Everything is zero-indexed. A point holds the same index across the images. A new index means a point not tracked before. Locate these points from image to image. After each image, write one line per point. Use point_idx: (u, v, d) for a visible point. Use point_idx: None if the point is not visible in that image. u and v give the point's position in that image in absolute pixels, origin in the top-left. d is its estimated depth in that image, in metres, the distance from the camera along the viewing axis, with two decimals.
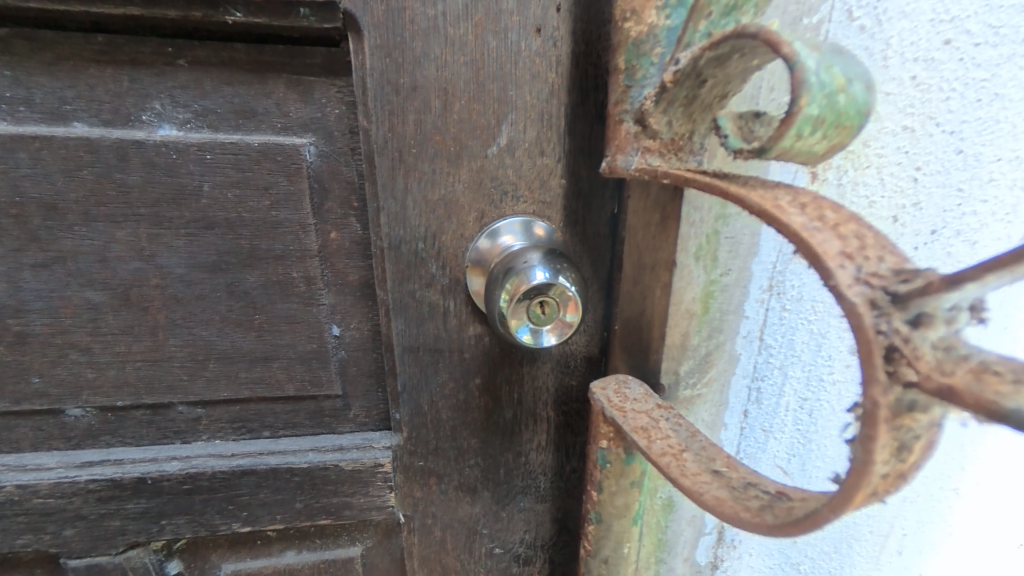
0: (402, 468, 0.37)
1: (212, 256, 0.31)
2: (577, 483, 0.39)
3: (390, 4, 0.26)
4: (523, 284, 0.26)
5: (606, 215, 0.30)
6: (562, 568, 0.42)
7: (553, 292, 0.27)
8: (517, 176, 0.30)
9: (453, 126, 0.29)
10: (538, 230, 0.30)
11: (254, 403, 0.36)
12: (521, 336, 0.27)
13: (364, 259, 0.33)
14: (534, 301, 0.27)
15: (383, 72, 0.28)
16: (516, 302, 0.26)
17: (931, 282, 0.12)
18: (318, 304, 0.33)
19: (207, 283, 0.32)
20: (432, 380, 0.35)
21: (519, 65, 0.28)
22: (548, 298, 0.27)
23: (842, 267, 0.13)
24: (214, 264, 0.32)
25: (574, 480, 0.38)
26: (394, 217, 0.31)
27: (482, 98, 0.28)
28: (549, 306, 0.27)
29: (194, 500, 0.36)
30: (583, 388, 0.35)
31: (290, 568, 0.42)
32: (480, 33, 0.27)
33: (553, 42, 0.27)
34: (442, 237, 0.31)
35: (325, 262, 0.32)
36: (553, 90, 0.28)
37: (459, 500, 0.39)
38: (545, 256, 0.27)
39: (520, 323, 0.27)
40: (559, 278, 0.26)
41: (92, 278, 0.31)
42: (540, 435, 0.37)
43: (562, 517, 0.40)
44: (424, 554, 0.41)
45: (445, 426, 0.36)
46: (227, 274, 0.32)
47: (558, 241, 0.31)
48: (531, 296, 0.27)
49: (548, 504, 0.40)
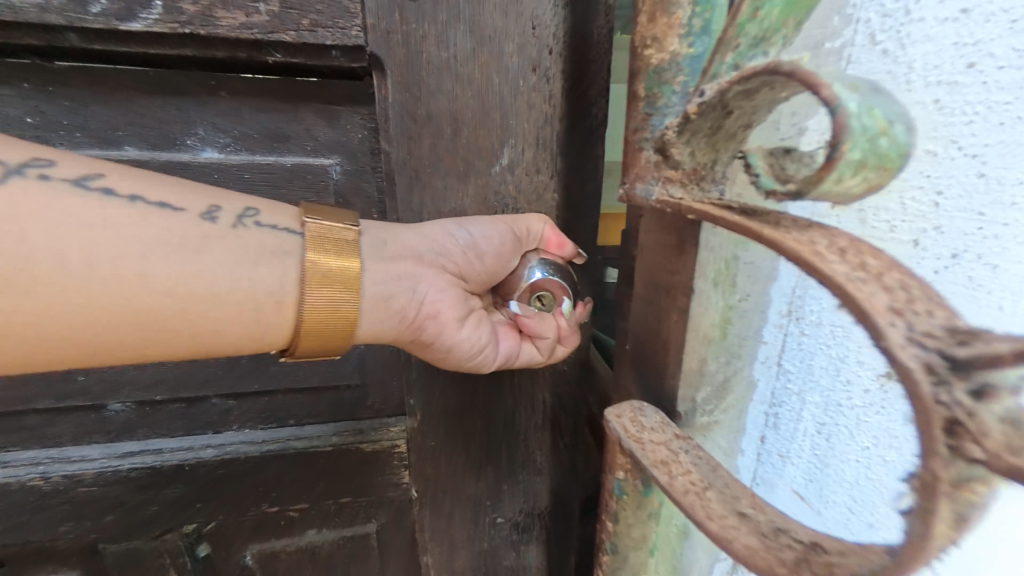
0: (415, 449, 0.42)
1: None
2: (570, 456, 0.44)
3: (410, 48, 0.31)
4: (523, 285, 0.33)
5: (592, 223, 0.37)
6: (556, 534, 0.48)
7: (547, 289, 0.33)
8: (517, 191, 0.35)
9: (462, 149, 0.34)
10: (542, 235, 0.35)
11: (281, 393, 0.40)
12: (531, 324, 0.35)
13: None
14: (534, 297, 0.34)
15: (402, 104, 0.32)
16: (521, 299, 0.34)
17: (995, 350, 0.11)
18: None
19: None
20: (444, 368, 0.40)
21: (519, 96, 0.33)
22: (545, 293, 0.33)
23: (889, 323, 0.13)
24: None
25: (567, 454, 0.44)
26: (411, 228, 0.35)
27: (487, 125, 0.33)
28: (546, 298, 0.33)
29: (226, 483, 0.40)
30: (574, 370, 0.41)
31: (312, 545, 0.46)
32: (486, 71, 0.32)
33: (546, 79, 0.33)
34: None
35: None
36: (547, 118, 0.33)
37: (466, 477, 0.44)
38: (545, 255, 0.33)
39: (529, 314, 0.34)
40: (551, 275, 0.32)
41: None
42: (537, 416, 0.42)
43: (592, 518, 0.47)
44: (434, 527, 0.46)
45: (454, 410, 0.41)
46: None
47: None
48: (531, 293, 0.33)
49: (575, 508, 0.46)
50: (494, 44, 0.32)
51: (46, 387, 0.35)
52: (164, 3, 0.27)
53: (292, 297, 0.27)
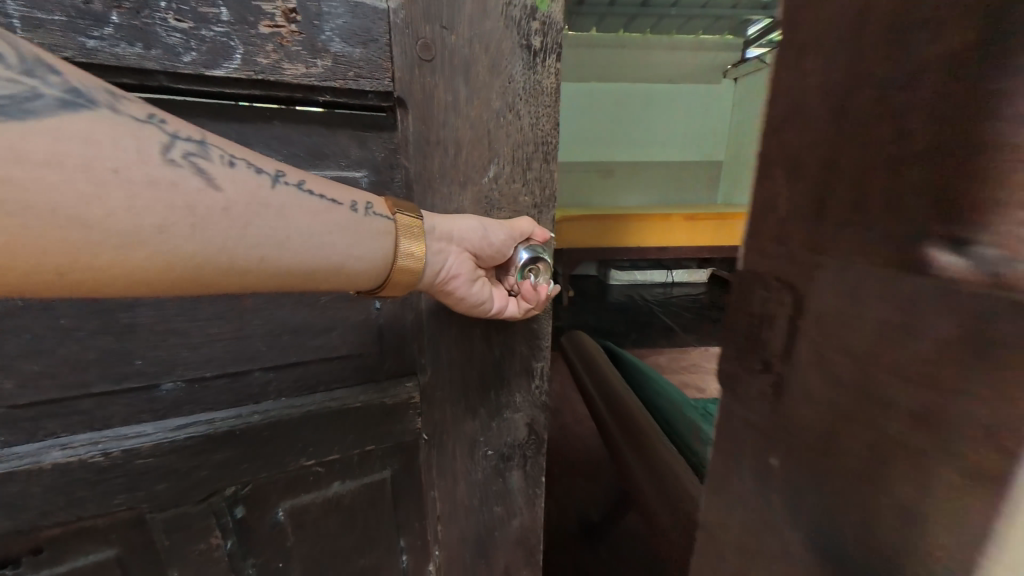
0: (425, 399, 0.54)
1: None
2: (542, 394, 0.59)
3: (425, 92, 0.43)
4: (517, 261, 0.48)
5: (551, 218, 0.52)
6: (532, 460, 0.62)
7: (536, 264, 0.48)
8: (500, 194, 0.48)
9: (461, 164, 0.46)
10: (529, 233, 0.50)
11: (313, 364, 0.48)
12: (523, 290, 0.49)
13: None
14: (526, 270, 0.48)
15: (418, 131, 0.44)
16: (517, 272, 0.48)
17: None
18: None
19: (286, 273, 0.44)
20: (447, 333, 0.52)
21: (500, 127, 0.46)
22: (535, 268, 0.48)
23: None
24: None
25: (539, 393, 0.58)
26: None
27: (478, 147, 0.46)
28: (536, 271, 0.48)
29: (268, 444, 0.48)
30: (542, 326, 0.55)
31: (336, 495, 0.55)
32: (478, 110, 0.45)
33: (518, 116, 0.47)
34: None
35: None
36: (520, 143, 0.47)
37: (463, 419, 0.56)
38: (531, 243, 0.48)
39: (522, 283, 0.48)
40: (537, 255, 0.47)
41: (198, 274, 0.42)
42: (516, 364, 0.56)
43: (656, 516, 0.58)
44: (439, 464, 0.58)
45: (454, 364, 0.53)
46: None
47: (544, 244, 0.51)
48: (524, 267, 0.48)
49: (648, 494, 0.60)
50: (482, 91, 0.45)
51: (105, 370, 0.40)
52: (242, 56, 0.37)
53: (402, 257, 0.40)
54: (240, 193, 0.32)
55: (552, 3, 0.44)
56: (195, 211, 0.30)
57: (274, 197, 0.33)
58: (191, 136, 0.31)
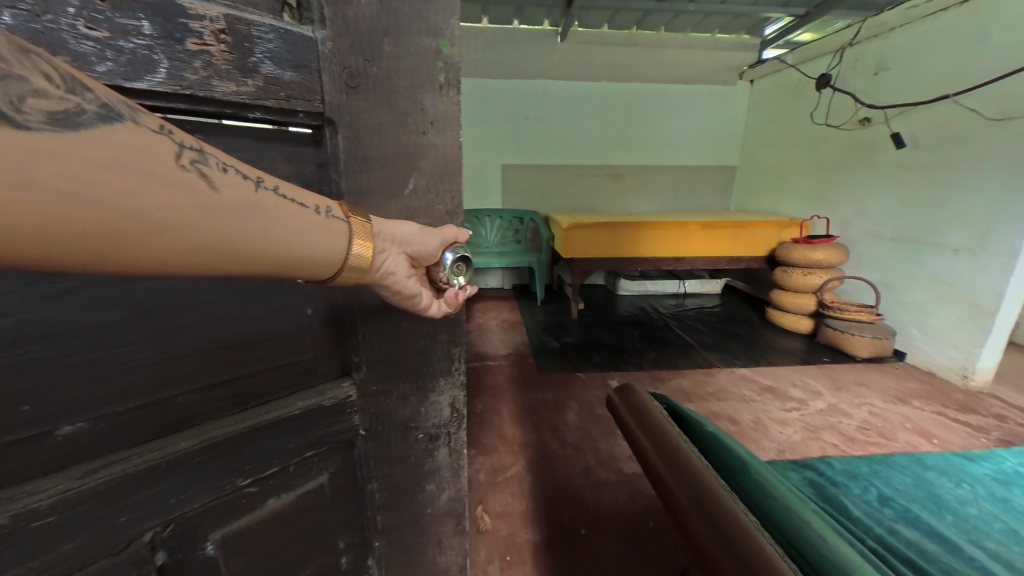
0: (362, 393, 0.73)
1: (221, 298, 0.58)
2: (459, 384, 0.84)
3: (353, 119, 0.59)
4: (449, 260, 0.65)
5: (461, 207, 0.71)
6: (451, 435, 0.85)
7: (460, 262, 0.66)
8: (422, 193, 0.67)
9: (388, 172, 0.64)
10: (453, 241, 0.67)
11: (248, 378, 0.62)
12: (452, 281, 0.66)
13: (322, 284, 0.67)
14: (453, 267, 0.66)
15: (349, 148, 0.60)
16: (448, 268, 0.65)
17: None
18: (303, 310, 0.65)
19: (218, 312, 0.58)
20: (378, 335, 0.72)
21: (417, 143, 0.64)
22: (459, 265, 0.66)
23: None
24: (224, 301, 0.58)
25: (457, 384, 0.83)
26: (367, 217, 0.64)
27: (400, 158, 0.64)
28: (459, 268, 0.66)
29: (198, 472, 0.57)
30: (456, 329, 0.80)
31: (274, 508, 0.68)
32: (399, 131, 0.62)
33: (431, 133, 0.65)
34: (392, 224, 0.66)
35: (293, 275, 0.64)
36: (433, 153, 0.65)
37: (397, 408, 0.77)
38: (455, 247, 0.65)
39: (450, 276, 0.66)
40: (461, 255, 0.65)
41: (103, 313, 0.50)
42: (438, 361, 0.80)
43: (697, 535, 0.62)
44: (376, 450, 0.78)
45: (385, 365, 0.74)
46: (238, 304, 0.60)
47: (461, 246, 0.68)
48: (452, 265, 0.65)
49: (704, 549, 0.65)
50: (402, 117, 0.62)
51: None
52: (168, 70, 0.45)
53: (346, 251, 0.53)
54: (233, 193, 0.44)
55: (451, 47, 0.62)
56: (203, 206, 0.40)
57: (256, 198, 0.45)
58: (194, 149, 0.42)
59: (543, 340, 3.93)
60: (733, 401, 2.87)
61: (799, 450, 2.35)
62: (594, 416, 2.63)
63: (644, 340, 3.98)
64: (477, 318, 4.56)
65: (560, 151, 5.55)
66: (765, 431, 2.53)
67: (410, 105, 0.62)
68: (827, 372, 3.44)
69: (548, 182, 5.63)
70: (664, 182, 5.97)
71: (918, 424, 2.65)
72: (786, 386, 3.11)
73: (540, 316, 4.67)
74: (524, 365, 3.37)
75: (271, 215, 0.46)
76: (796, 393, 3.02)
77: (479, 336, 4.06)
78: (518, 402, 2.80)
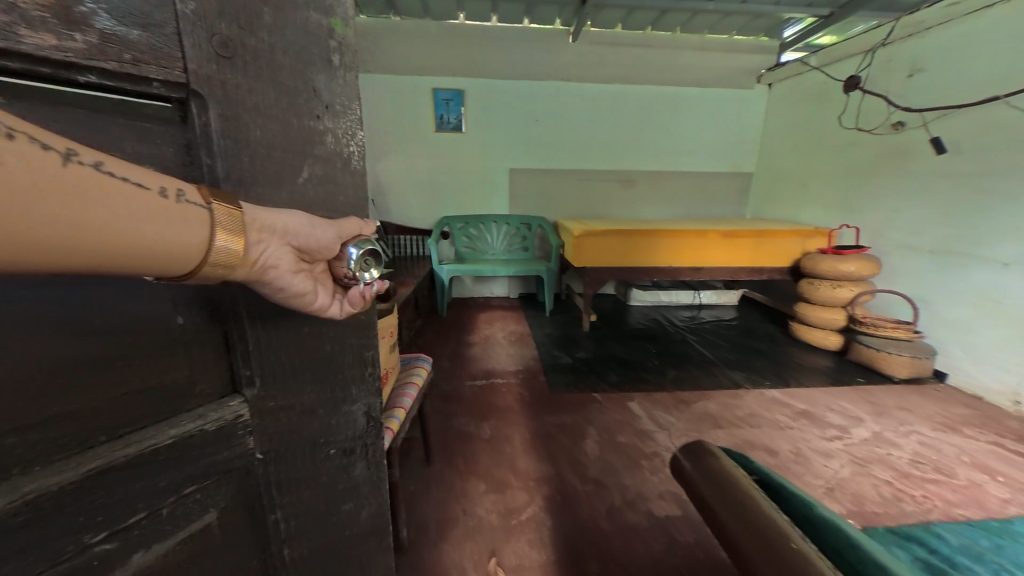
0: (259, 410, 0.73)
1: (52, 320, 0.51)
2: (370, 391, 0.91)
3: (226, 97, 0.61)
4: (353, 257, 0.73)
5: (354, 185, 0.80)
6: (362, 445, 0.91)
7: (363, 258, 0.74)
8: (315, 173, 0.73)
9: (278, 153, 0.68)
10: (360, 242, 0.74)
11: (100, 405, 0.57)
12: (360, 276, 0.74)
13: (194, 288, 0.64)
14: (361, 263, 0.74)
15: (224, 127, 0.62)
16: (357, 264, 0.73)
17: None
18: (175, 322, 0.63)
19: (39, 339, 0.51)
20: (272, 341, 0.73)
21: (307, 126, 0.71)
22: (364, 261, 0.74)
23: None
24: (53, 323, 0.52)
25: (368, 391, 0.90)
26: (255, 199, 0.66)
27: (290, 140, 0.69)
28: (365, 263, 0.74)
29: (36, 527, 0.51)
30: (360, 331, 0.86)
31: (143, 561, 0.62)
32: (288, 114, 0.68)
33: (323, 118, 0.73)
34: (285, 203, 0.70)
35: (151, 285, 0.60)
36: (325, 137, 0.74)
37: (303, 422, 0.79)
38: (357, 245, 0.74)
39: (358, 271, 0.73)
40: (363, 250, 0.74)
41: None
42: (347, 370, 0.85)
43: None
44: (280, 472, 0.78)
45: (286, 379, 0.75)
46: (72, 324, 0.53)
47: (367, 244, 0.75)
48: (359, 262, 0.73)
49: None
50: (290, 101, 0.68)
51: None
52: None
53: (195, 236, 0.54)
54: (38, 168, 0.42)
55: (343, 28, 0.73)
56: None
57: (72, 176, 0.44)
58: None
59: (553, 356, 3.86)
60: (767, 429, 2.81)
61: (849, 488, 2.25)
62: (614, 444, 2.57)
63: (660, 357, 3.86)
64: (485, 331, 4.49)
65: (570, 155, 5.53)
66: (808, 463, 2.46)
67: (300, 85, 0.69)
68: (864, 396, 3.26)
69: (555, 186, 5.60)
70: (677, 189, 5.83)
71: (976, 458, 2.51)
72: (821, 411, 3.03)
73: (549, 329, 4.58)
74: (534, 385, 3.30)
75: (85, 195, 0.45)
76: (835, 420, 2.92)
77: (487, 350, 4.00)
78: (530, 426, 2.75)
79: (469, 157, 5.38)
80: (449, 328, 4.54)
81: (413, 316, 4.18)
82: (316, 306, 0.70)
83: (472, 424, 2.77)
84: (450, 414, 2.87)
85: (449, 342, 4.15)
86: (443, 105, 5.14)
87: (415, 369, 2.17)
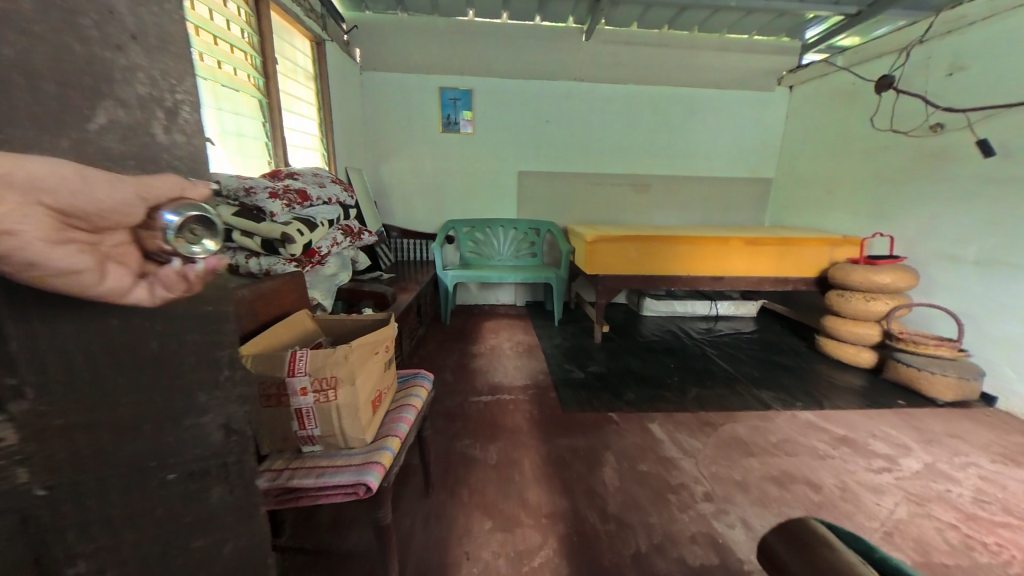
0: (31, 432, 0.49)
1: None
2: (236, 394, 0.67)
3: None
4: (174, 225, 0.52)
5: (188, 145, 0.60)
6: (225, 467, 0.66)
7: (186, 224, 0.53)
8: (117, 119, 0.52)
9: (41, 83, 0.46)
10: (186, 208, 0.54)
11: None
12: (186, 251, 0.54)
13: None
14: (183, 233, 0.53)
15: None
16: (177, 235, 0.53)
17: None
18: None
19: None
20: (53, 332, 0.49)
21: (100, 54, 0.51)
22: (187, 231, 0.54)
23: None
24: None
25: (232, 395, 0.67)
26: None
27: (65, 66, 0.48)
28: (192, 234, 0.55)
29: None
30: (214, 316, 0.63)
31: None
32: (63, 31, 0.47)
33: (130, 48, 0.53)
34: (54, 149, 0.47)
35: None
36: (138, 76, 0.54)
37: (121, 444, 0.57)
38: (177, 209, 0.53)
39: (181, 244, 0.53)
40: (186, 216, 0.53)
41: None
42: (195, 368, 0.62)
43: None
44: (82, 515, 0.55)
45: (85, 385, 0.53)
46: None
47: (195, 210, 0.55)
48: (180, 231, 0.53)
49: None
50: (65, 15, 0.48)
51: None
52: None
53: None
54: None
55: None
56: None
57: None
58: None
59: (564, 370, 3.61)
60: (806, 458, 2.53)
61: (910, 532, 1.98)
62: (636, 474, 2.33)
63: (679, 374, 3.59)
64: (490, 342, 4.25)
65: (581, 158, 5.32)
66: (860, 501, 2.19)
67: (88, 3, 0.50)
68: (910, 421, 2.97)
69: (564, 190, 5.37)
70: (692, 195, 5.58)
71: None
72: (865, 439, 2.75)
73: (558, 340, 4.32)
74: (545, 403, 3.04)
75: None
76: (881, 449, 2.65)
77: (493, 363, 3.75)
78: (541, 451, 2.50)
79: (476, 159, 5.18)
80: (453, 338, 4.30)
81: (415, 324, 3.95)
82: (98, 287, 0.47)
83: (476, 447, 2.53)
84: (453, 434, 2.63)
85: (453, 353, 3.92)
86: (451, 104, 4.95)
87: (416, 386, 1.92)
